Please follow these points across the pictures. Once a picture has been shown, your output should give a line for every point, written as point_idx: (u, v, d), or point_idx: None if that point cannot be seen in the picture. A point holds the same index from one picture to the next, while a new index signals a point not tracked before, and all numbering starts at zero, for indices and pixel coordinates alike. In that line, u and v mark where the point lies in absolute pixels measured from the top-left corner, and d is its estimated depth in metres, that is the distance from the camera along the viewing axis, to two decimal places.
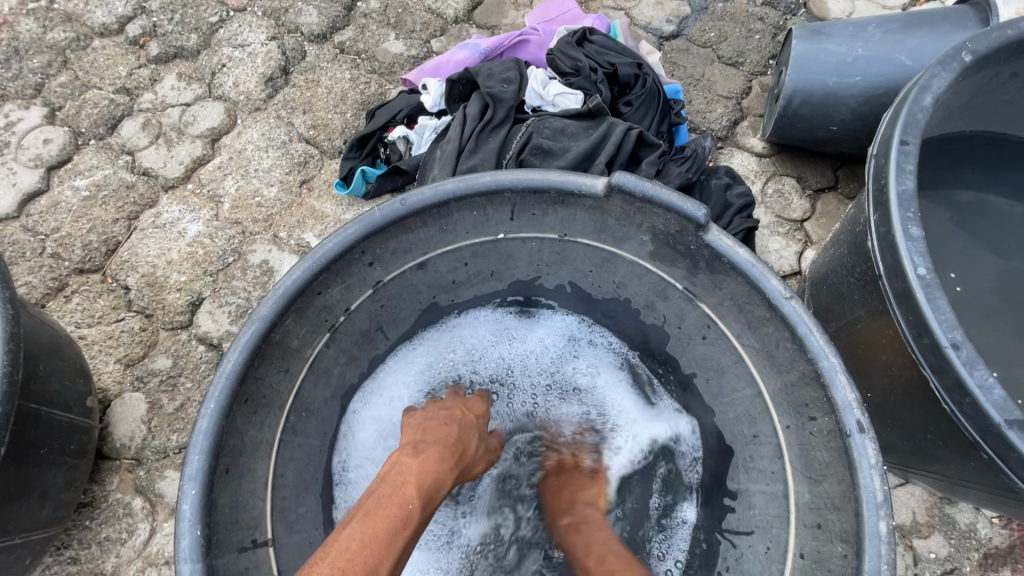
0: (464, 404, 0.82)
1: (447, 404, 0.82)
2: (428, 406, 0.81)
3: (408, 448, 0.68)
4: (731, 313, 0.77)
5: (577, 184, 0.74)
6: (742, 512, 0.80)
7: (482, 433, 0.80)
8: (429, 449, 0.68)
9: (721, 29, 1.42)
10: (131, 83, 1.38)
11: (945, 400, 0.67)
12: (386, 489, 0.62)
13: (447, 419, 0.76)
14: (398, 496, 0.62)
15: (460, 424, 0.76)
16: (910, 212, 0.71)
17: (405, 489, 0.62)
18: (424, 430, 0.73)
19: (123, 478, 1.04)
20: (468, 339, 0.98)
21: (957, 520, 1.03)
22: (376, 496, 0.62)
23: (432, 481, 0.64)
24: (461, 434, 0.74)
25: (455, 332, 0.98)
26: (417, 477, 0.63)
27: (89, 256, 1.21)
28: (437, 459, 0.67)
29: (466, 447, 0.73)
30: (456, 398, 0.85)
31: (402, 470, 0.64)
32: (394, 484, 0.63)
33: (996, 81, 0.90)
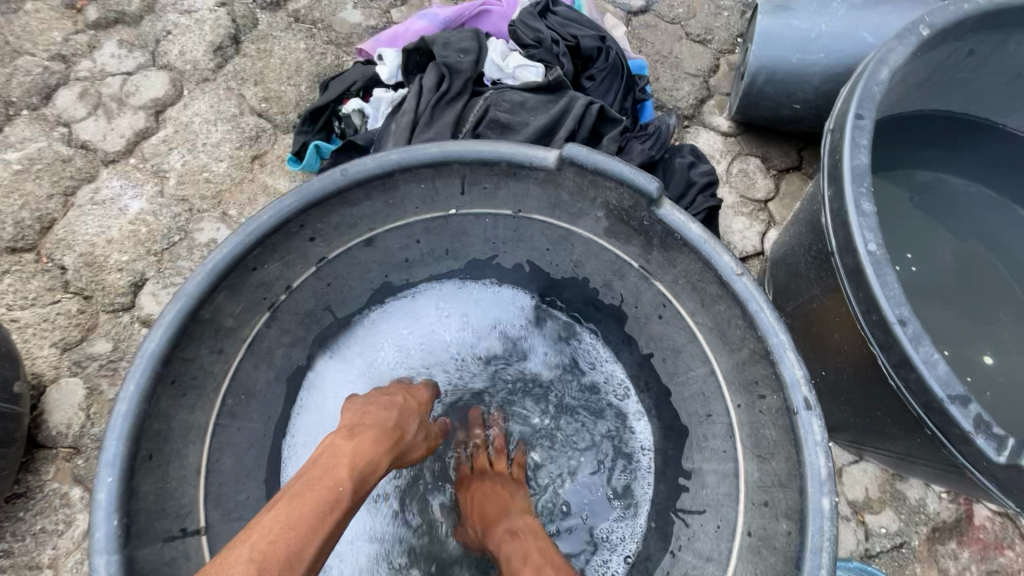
0: (407, 391, 0.79)
1: (390, 390, 0.79)
2: (370, 392, 0.77)
3: (343, 431, 0.66)
4: (685, 291, 0.75)
5: (528, 157, 0.72)
6: (696, 491, 0.80)
7: (423, 420, 0.77)
8: (364, 432, 0.66)
9: (690, 5, 1.39)
10: (67, 50, 1.29)
11: (892, 377, 0.67)
12: (316, 472, 0.59)
13: (387, 403, 0.74)
14: (328, 479, 0.59)
15: (399, 410, 0.73)
16: (862, 187, 0.70)
17: (336, 471, 0.60)
18: (360, 413, 0.71)
19: (60, 467, 0.99)
20: (422, 321, 0.95)
21: (908, 495, 1.05)
22: (306, 478, 0.59)
23: (366, 464, 0.62)
24: (400, 417, 0.72)
25: (407, 315, 0.95)
26: (350, 459, 0.61)
27: (22, 234, 1.14)
28: (372, 441, 0.65)
29: (404, 430, 0.72)
30: (400, 384, 0.81)
31: (336, 453, 0.62)
32: (325, 467, 0.60)
33: (955, 58, 0.90)
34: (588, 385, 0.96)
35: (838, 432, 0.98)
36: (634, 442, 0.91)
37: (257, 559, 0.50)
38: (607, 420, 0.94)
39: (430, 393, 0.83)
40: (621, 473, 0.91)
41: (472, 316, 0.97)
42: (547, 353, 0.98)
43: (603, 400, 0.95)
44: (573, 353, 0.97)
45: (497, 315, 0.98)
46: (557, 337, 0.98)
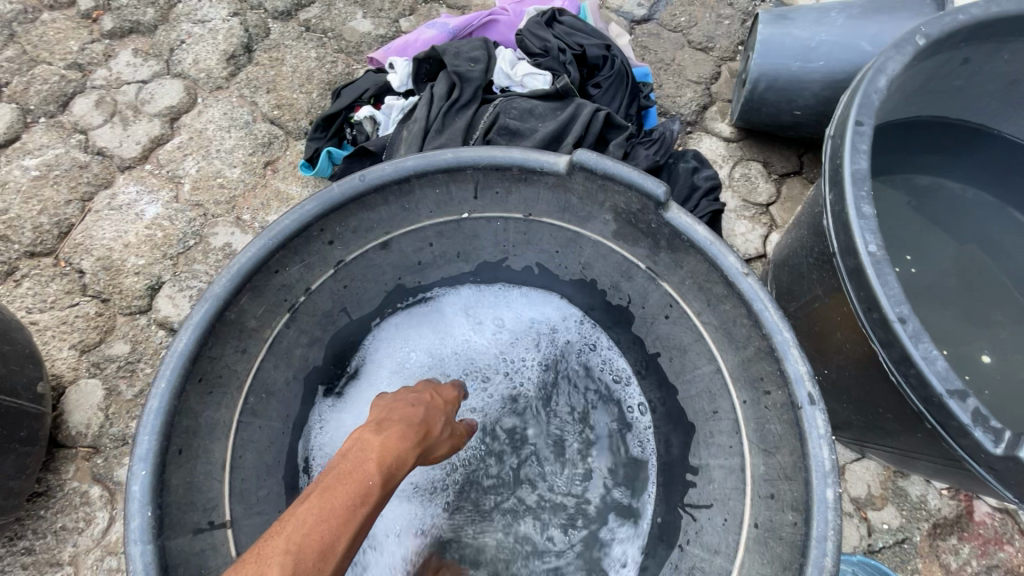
0: (434, 390, 0.82)
1: (417, 389, 0.82)
2: (398, 391, 0.79)
3: (371, 426, 0.67)
4: (691, 292, 0.78)
5: (539, 162, 0.75)
6: (703, 486, 0.82)
7: (448, 418, 0.79)
8: (392, 427, 0.67)
9: (692, 14, 1.43)
10: (84, 59, 1.32)
11: (893, 373, 0.70)
12: (347, 465, 0.60)
13: (413, 402, 0.76)
14: (358, 473, 0.60)
15: (425, 408, 0.75)
16: (862, 190, 0.73)
17: (366, 465, 0.60)
18: (387, 410, 0.72)
19: (80, 467, 1.01)
20: (440, 324, 1.00)
21: (909, 492, 1.08)
22: (337, 471, 0.59)
23: (394, 458, 0.63)
24: (426, 414, 0.74)
25: (425, 319, 0.99)
26: (378, 453, 0.62)
27: (41, 239, 1.17)
28: (400, 436, 0.66)
29: (431, 427, 0.73)
30: (427, 383, 0.85)
31: (364, 447, 0.63)
32: (355, 460, 0.61)
33: (950, 67, 0.93)
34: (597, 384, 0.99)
35: (841, 430, 1.00)
36: (644, 438, 0.95)
37: (293, 549, 0.50)
38: (617, 417, 0.97)
39: (454, 392, 0.86)
40: (631, 470, 0.94)
41: (484, 318, 1.00)
42: (560, 353, 1.00)
43: (613, 399, 0.98)
44: (584, 352, 1.00)
45: (508, 317, 1.00)
46: (568, 337, 1.01)
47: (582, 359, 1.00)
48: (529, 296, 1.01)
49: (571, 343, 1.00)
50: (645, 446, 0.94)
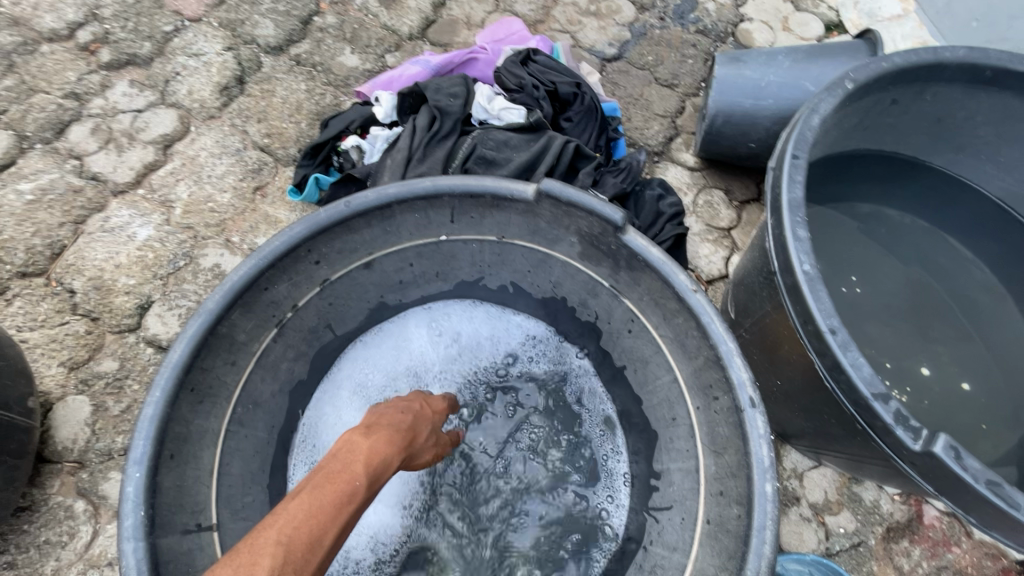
0: (424, 400, 0.87)
1: (408, 398, 0.87)
2: (389, 400, 0.84)
3: (361, 429, 0.72)
4: (650, 307, 0.85)
5: (509, 190, 0.82)
6: (664, 489, 0.88)
7: (435, 426, 0.84)
8: (380, 431, 0.72)
9: (658, 54, 1.55)
10: (81, 89, 1.39)
11: (828, 379, 0.77)
12: (336, 465, 0.65)
13: (403, 409, 0.81)
14: (346, 473, 0.64)
15: (414, 416, 0.80)
16: (798, 216, 0.81)
17: (353, 467, 0.65)
18: (376, 416, 0.77)
19: (65, 481, 1.03)
20: (404, 342, 1.03)
21: (863, 497, 1.15)
22: (325, 471, 0.64)
23: (379, 462, 0.67)
24: (413, 422, 0.79)
25: (389, 338, 1.03)
26: (366, 456, 0.67)
27: (33, 260, 1.20)
28: (386, 441, 0.70)
29: (416, 434, 0.78)
30: (418, 393, 0.90)
31: (353, 448, 0.67)
32: (344, 462, 0.66)
33: (880, 106, 1.04)
34: (568, 398, 1.05)
35: (797, 439, 1.08)
36: (609, 445, 1.00)
37: (285, 540, 0.55)
38: (586, 429, 1.02)
39: (443, 402, 0.91)
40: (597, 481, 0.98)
41: (460, 335, 1.06)
42: (525, 368, 1.06)
43: (579, 410, 1.04)
44: (549, 367, 1.06)
45: (484, 334, 1.06)
46: (534, 351, 1.07)
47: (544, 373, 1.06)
48: (505, 314, 1.07)
49: (537, 357, 1.06)
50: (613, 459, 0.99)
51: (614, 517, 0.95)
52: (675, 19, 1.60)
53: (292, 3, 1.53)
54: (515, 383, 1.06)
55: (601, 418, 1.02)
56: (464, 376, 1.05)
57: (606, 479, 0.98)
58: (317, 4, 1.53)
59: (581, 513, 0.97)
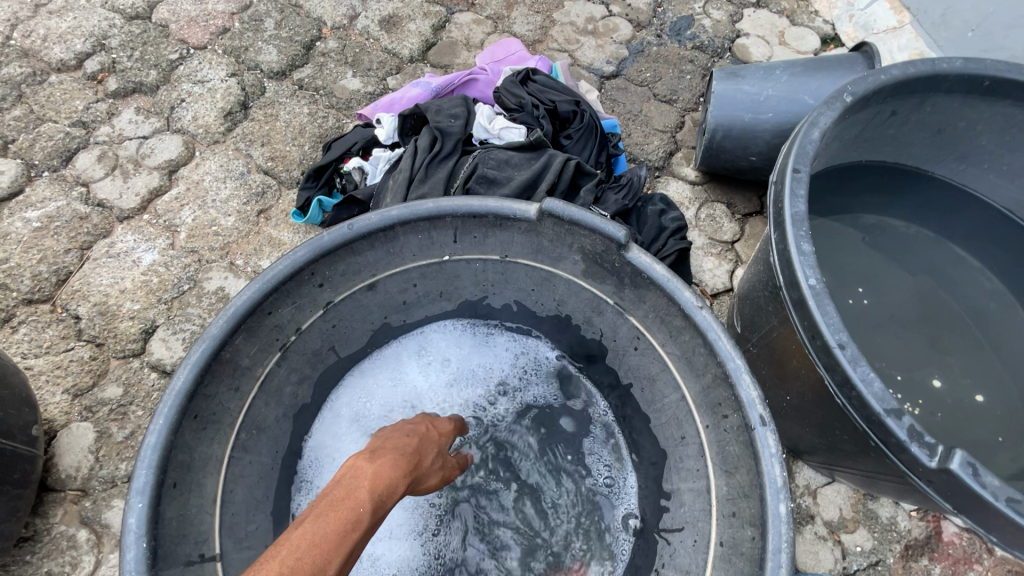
0: (429, 422, 0.86)
1: (413, 420, 0.86)
2: (394, 423, 0.83)
3: (365, 454, 0.71)
4: (655, 325, 0.84)
5: (511, 210, 0.82)
6: (675, 510, 0.86)
7: (441, 448, 0.83)
8: (384, 456, 0.71)
9: (656, 70, 1.56)
10: (88, 117, 1.41)
11: (839, 395, 0.76)
12: (340, 492, 0.64)
13: (407, 433, 0.80)
14: (350, 500, 0.63)
15: (419, 439, 0.79)
16: (802, 230, 0.81)
17: (357, 493, 0.64)
18: (381, 440, 0.76)
19: (68, 510, 1.02)
20: (399, 369, 1.02)
21: (880, 514, 1.12)
22: (330, 497, 0.63)
23: (384, 487, 0.66)
24: (419, 445, 0.78)
25: (387, 365, 1.02)
26: (370, 481, 0.66)
27: (39, 286, 1.21)
28: (392, 465, 0.70)
29: (422, 457, 0.77)
30: (424, 415, 0.89)
31: (358, 474, 0.66)
32: (348, 488, 0.65)
33: (881, 118, 1.04)
34: (573, 415, 1.03)
35: (810, 455, 1.06)
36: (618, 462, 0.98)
37: (289, 571, 0.54)
38: (593, 446, 1.01)
39: (449, 423, 0.90)
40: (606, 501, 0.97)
41: (463, 354, 1.05)
42: (529, 389, 1.05)
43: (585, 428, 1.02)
44: (548, 386, 1.05)
45: (487, 353, 1.05)
46: (534, 370, 1.06)
47: (547, 394, 1.05)
48: (508, 333, 1.06)
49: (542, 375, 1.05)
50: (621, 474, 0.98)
51: (624, 540, 0.93)
52: (672, 36, 1.62)
53: (295, 29, 1.56)
54: (519, 404, 1.04)
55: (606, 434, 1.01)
56: (468, 396, 1.03)
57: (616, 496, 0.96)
58: (320, 30, 1.56)
59: (595, 533, 0.95)
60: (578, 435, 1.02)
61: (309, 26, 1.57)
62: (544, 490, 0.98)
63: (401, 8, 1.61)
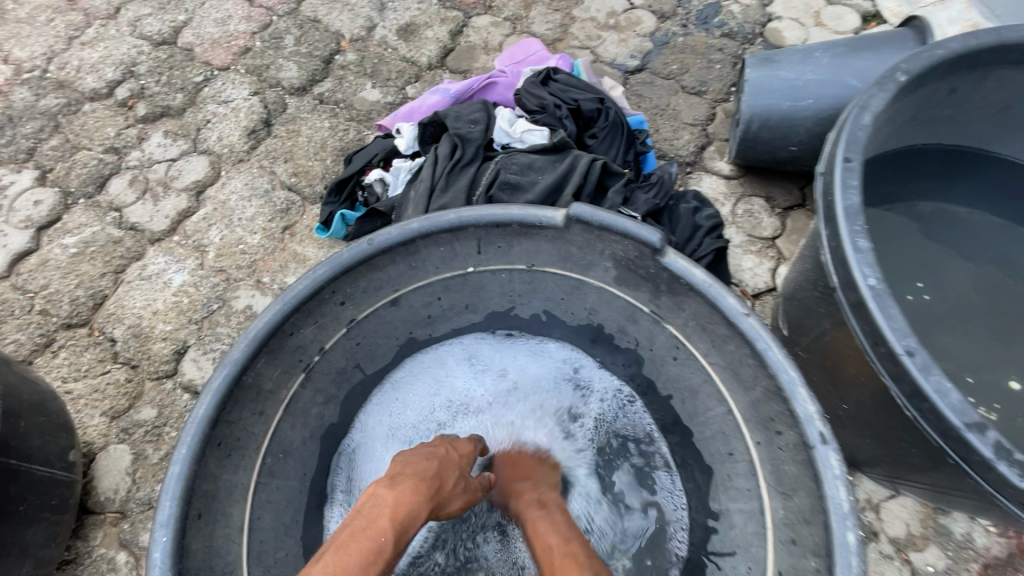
0: (449, 444, 0.83)
1: (432, 443, 0.83)
2: (411, 447, 0.81)
3: (385, 481, 0.70)
4: (696, 334, 0.79)
5: (537, 217, 0.78)
6: (725, 532, 0.80)
7: (464, 470, 0.81)
8: (405, 482, 0.70)
9: (683, 61, 1.49)
10: (120, 143, 1.44)
11: (907, 407, 0.68)
12: (361, 522, 0.63)
13: (427, 455, 0.78)
14: (371, 529, 0.63)
15: (440, 462, 0.77)
16: (857, 225, 0.73)
17: (378, 521, 0.63)
18: (401, 465, 0.75)
19: (107, 532, 1.02)
20: (436, 377, 0.99)
21: (953, 530, 1.02)
22: (351, 528, 0.63)
23: (406, 514, 0.66)
24: (439, 468, 0.76)
25: (423, 374, 0.98)
26: (391, 509, 0.65)
27: (77, 311, 1.24)
28: (412, 490, 0.69)
29: (444, 481, 0.75)
30: (443, 437, 0.86)
31: (378, 502, 0.66)
32: (370, 517, 0.64)
33: (937, 97, 0.95)
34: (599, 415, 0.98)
35: (870, 467, 0.97)
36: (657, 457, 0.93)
37: None
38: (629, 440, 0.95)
39: (469, 445, 0.86)
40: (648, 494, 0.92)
41: (486, 362, 1.01)
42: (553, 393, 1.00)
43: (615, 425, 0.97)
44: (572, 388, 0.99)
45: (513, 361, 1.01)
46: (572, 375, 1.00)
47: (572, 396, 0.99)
48: (532, 340, 1.01)
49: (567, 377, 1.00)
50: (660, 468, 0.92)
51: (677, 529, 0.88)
52: (698, 25, 1.55)
53: (314, 43, 1.56)
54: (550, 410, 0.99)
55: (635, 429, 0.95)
56: (498, 406, 1.00)
57: (662, 508, 0.90)
58: (338, 43, 1.56)
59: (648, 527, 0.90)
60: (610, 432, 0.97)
61: (328, 40, 1.56)
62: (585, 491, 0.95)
63: (418, 15, 1.59)
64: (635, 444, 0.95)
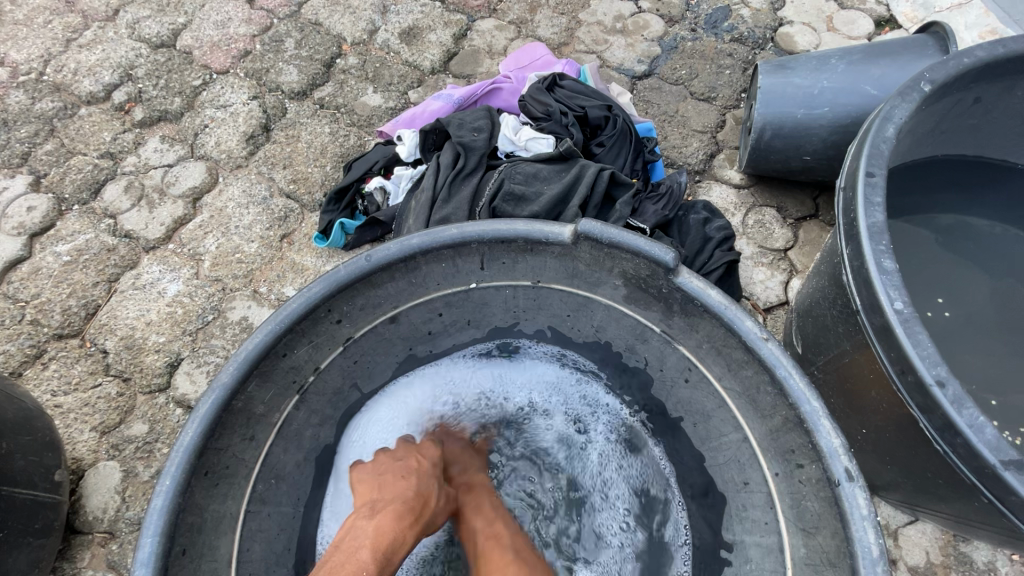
0: (415, 451, 0.82)
1: (398, 453, 0.81)
2: (379, 457, 0.80)
3: (365, 510, 0.71)
4: (711, 356, 0.75)
5: (543, 233, 0.74)
6: (738, 565, 0.76)
7: (438, 480, 0.81)
8: (386, 509, 0.71)
9: (692, 67, 1.45)
10: (116, 148, 1.41)
11: (936, 440, 0.64)
12: (341, 556, 0.64)
13: (401, 472, 0.78)
14: (353, 562, 0.64)
15: (417, 477, 0.77)
16: (881, 244, 0.69)
17: (360, 554, 0.65)
18: (378, 486, 0.75)
19: (95, 553, 0.99)
20: (428, 396, 0.94)
21: (975, 559, 0.98)
22: (331, 563, 0.63)
23: (389, 544, 0.67)
24: (418, 486, 0.76)
25: (417, 393, 0.93)
26: (373, 540, 0.67)
27: (69, 321, 1.20)
28: (394, 517, 0.70)
29: (426, 499, 0.76)
30: (408, 441, 0.84)
31: (359, 534, 0.67)
32: (350, 549, 0.65)
33: (961, 107, 0.91)
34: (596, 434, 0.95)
35: (888, 492, 0.93)
36: (659, 479, 0.89)
37: None
38: (629, 461, 0.92)
39: (433, 449, 0.84)
40: (651, 515, 0.88)
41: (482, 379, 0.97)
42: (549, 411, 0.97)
43: (614, 445, 0.94)
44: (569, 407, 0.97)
45: (510, 379, 0.97)
46: (570, 398, 0.97)
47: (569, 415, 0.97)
48: (532, 358, 0.97)
49: (564, 395, 0.97)
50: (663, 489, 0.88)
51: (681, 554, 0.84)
52: (708, 29, 1.51)
53: (315, 47, 1.52)
54: (546, 429, 0.97)
55: (637, 451, 0.92)
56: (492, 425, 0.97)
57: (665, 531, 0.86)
58: (339, 47, 1.53)
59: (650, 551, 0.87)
60: (609, 454, 0.94)
61: (329, 43, 1.53)
62: (584, 512, 0.92)
63: (421, 19, 1.56)
64: (636, 466, 0.92)
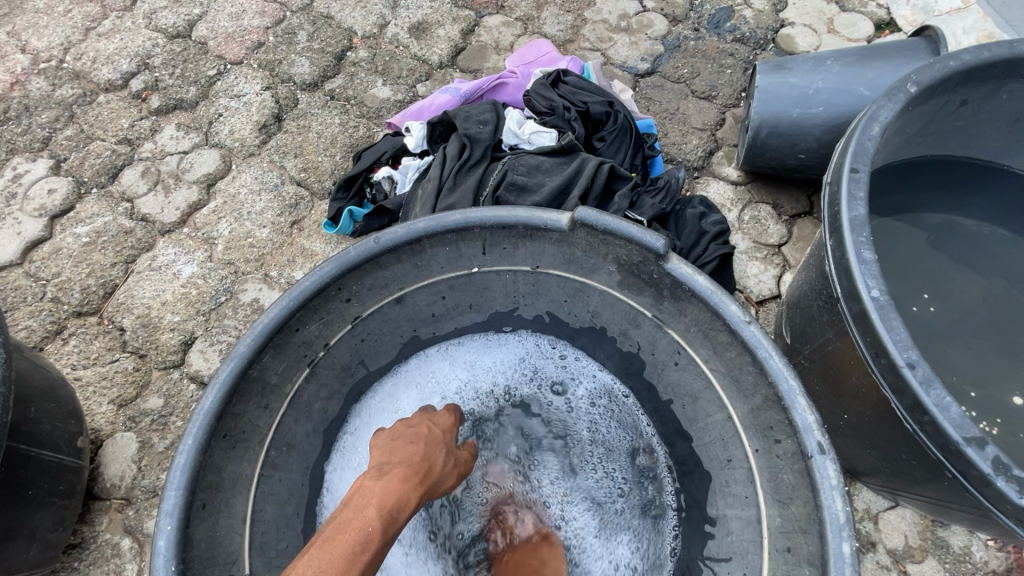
0: (429, 420, 0.84)
1: (412, 421, 0.83)
2: (394, 425, 0.81)
3: (373, 472, 0.72)
4: (698, 339, 0.79)
5: (542, 220, 0.79)
6: (721, 538, 0.81)
7: (449, 446, 0.82)
8: (392, 471, 0.71)
9: (694, 65, 1.49)
10: (133, 134, 1.46)
11: (907, 420, 0.68)
12: (348, 514, 0.66)
13: (411, 438, 0.78)
14: (359, 519, 0.65)
15: (426, 443, 0.78)
16: (862, 236, 0.74)
17: (366, 512, 0.66)
18: (388, 450, 0.76)
19: (113, 518, 1.04)
20: (428, 375, 0.99)
21: (951, 543, 1.02)
22: (338, 521, 0.65)
23: (394, 502, 0.68)
24: (426, 451, 0.77)
25: (417, 374, 0.98)
26: (379, 499, 0.67)
27: (87, 299, 1.26)
28: (401, 478, 0.70)
29: (432, 463, 0.76)
30: (423, 412, 0.87)
31: (366, 493, 0.68)
32: (357, 508, 0.66)
33: (948, 109, 0.95)
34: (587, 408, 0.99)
35: (870, 477, 0.97)
36: (649, 448, 0.95)
37: None
38: (620, 433, 0.97)
39: (449, 420, 0.86)
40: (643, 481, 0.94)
41: (480, 358, 1.01)
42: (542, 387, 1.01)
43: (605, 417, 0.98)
44: (563, 383, 1.01)
45: (506, 357, 1.01)
46: (563, 375, 1.01)
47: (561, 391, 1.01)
48: (526, 337, 1.02)
49: (558, 371, 1.01)
50: (652, 457, 0.94)
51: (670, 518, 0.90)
52: (711, 29, 1.54)
53: (327, 40, 1.57)
54: (539, 405, 1.01)
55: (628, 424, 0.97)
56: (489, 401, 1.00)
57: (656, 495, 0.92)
58: (350, 40, 1.57)
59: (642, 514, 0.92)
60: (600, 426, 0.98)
61: (341, 37, 1.57)
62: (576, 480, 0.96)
63: (430, 14, 1.60)
64: (627, 437, 0.96)
